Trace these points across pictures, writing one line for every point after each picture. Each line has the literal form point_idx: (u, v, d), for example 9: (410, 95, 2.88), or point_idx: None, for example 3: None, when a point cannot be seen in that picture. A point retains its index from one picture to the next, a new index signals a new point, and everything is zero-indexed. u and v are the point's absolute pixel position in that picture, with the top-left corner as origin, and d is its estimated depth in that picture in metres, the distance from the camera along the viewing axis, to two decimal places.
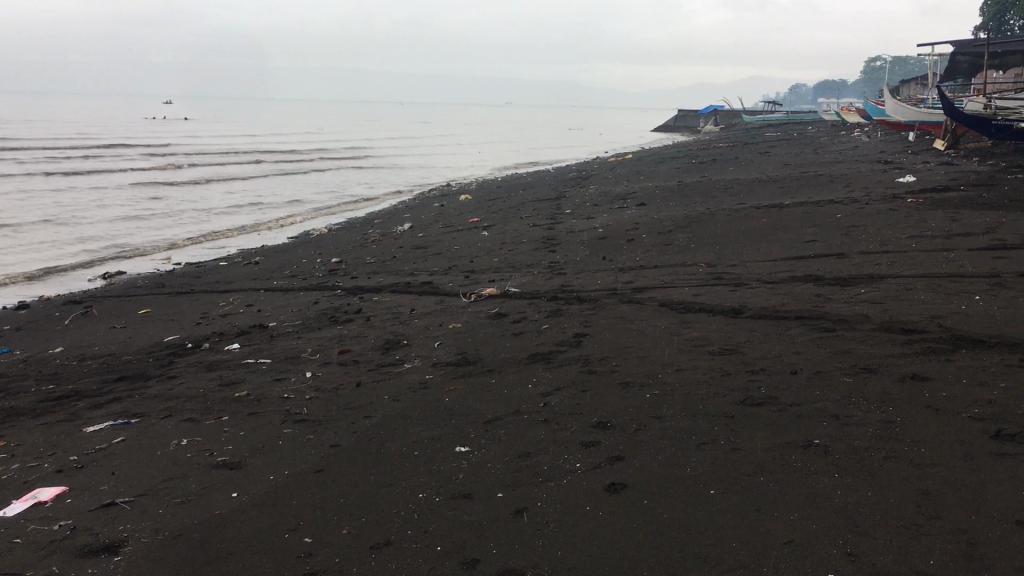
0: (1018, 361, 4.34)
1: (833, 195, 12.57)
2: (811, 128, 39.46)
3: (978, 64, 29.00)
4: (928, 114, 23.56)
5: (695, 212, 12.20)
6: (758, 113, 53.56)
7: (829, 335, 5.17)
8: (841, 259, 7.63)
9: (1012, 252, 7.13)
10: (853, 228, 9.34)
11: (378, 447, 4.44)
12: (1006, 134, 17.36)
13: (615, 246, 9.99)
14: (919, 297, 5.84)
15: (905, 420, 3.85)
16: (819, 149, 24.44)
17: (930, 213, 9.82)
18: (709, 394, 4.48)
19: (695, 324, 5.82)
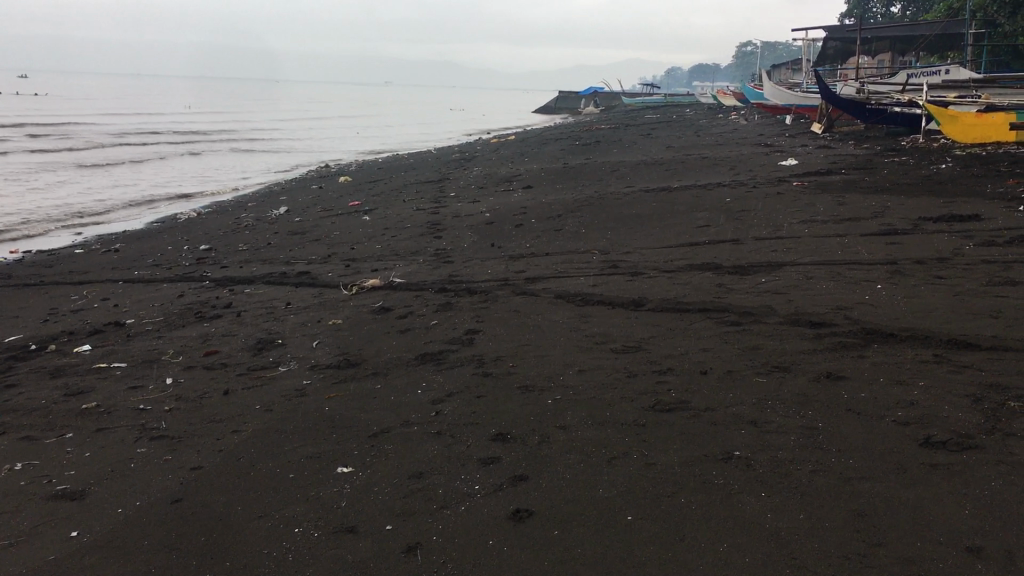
0: (934, 356, 4.15)
1: (719, 178, 12.49)
2: (690, 111, 39.95)
3: (847, 49, 29.86)
4: (802, 97, 24.05)
5: (584, 196, 11.92)
6: (636, 95, 54.12)
7: (736, 329, 4.90)
8: (737, 245, 7.44)
9: (904, 238, 7.07)
10: (744, 212, 9.21)
11: (247, 468, 3.90)
12: (879, 118, 17.77)
13: (504, 231, 9.60)
14: (821, 287, 5.64)
15: (826, 424, 3.57)
16: (699, 131, 24.68)
17: (817, 197, 9.78)
18: (615, 400, 4.12)
19: (594, 318, 5.47)
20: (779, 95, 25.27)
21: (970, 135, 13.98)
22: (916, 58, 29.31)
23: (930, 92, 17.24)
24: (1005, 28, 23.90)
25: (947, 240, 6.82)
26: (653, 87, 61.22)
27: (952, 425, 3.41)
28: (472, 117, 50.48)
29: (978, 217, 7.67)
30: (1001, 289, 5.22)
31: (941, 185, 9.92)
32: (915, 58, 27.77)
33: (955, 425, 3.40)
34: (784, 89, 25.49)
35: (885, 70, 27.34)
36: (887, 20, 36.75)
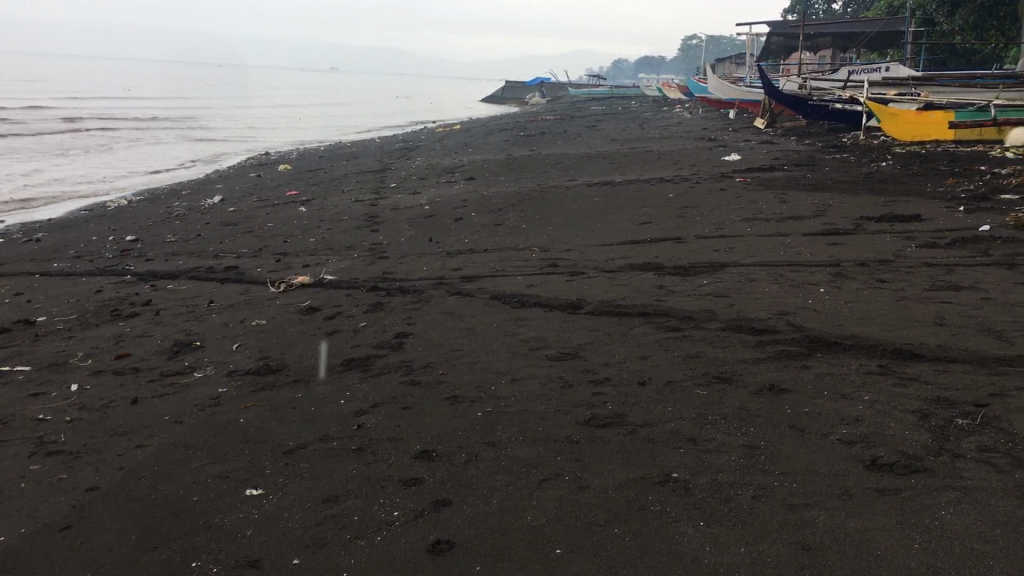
0: (878, 367, 3.99)
1: (663, 173, 12.36)
2: (636, 103, 39.90)
3: (789, 45, 30.03)
4: (746, 92, 24.13)
5: (526, 189, 11.68)
6: (582, 86, 54.03)
7: (676, 336, 4.70)
8: (678, 243, 7.27)
9: (847, 238, 6.97)
10: (687, 209, 9.06)
11: (148, 490, 3.58)
12: (821, 114, 17.82)
13: (443, 225, 9.32)
14: (763, 290, 5.48)
15: (768, 442, 3.38)
16: (643, 124, 24.62)
17: (760, 194, 9.67)
18: (548, 413, 3.89)
19: (529, 322, 5.24)
20: (723, 90, 25.32)
21: (911, 132, 14.05)
22: (856, 56, 29.63)
23: (871, 89, 17.34)
24: (942, 27, 24.22)
25: (888, 241, 6.73)
26: (598, 80, 61.23)
27: (899, 446, 3.24)
28: (417, 106, 49.91)
29: (919, 218, 7.60)
30: (944, 294, 5.11)
31: (883, 184, 9.89)
32: (855, 55, 28.06)
33: (901, 446, 3.23)
34: (727, 82, 25.55)
35: (826, 66, 27.58)
36: (828, 17, 37.11)
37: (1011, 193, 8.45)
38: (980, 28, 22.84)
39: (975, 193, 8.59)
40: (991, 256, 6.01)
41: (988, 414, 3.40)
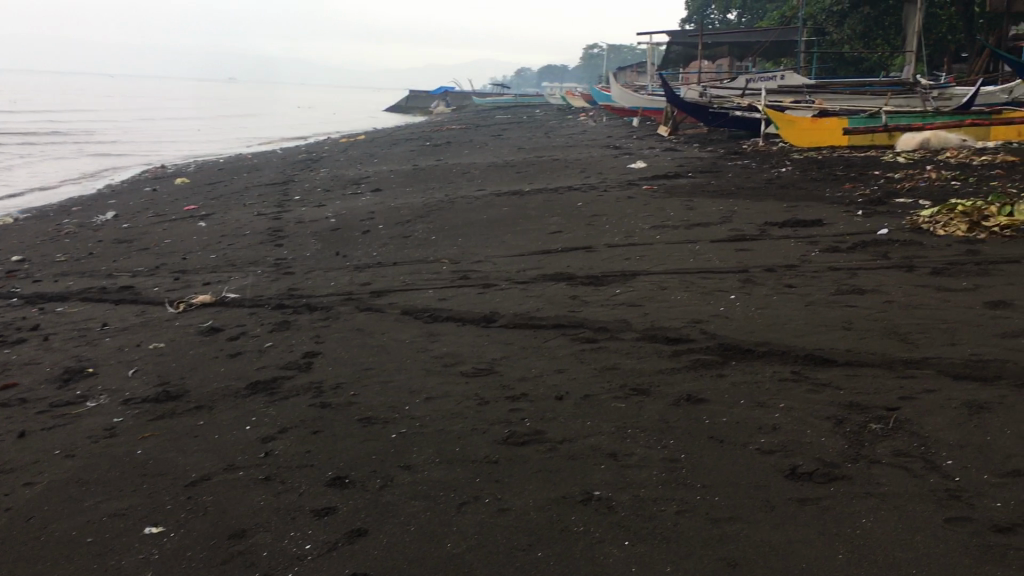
0: (792, 374, 4.00)
1: (570, 181, 12.40)
2: (540, 112, 40.17)
3: (688, 54, 30.65)
4: (647, 100, 24.49)
5: (434, 200, 11.56)
6: (486, 95, 54.16)
7: (591, 348, 4.65)
8: (589, 253, 7.26)
9: (753, 244, 7.06)
10: (596, 217, 9.08)
11: (38, 532, 3.33)
12: (721, 121, 18.19)
13: (349, 238, 9.12)
14: (676, 299, 5.48)
15: (688, 454, 3.34)
16: (548, 133, 24.76)
17: (666, 201, 9.77)
18: (465, 433, 3.78)
19: (442, 337, 5.12)
20: (626, 98, 25.65)
21: (809, 139, 14.44)
22: (752, 64, 30.41)
23: (769, 96, 17.79)
24: (832, 36, 25.07)
25: (793, 246, 6.85)
26: (502, 89, 61.44)
27: (816, 453, 3.23)
28: (320, 116, 49.21)
29: (821, 222, 7.77)
30: (850, 298, 5.20)
31: (785, 189, 10.10)
32: (751, 63, 28.81)
33: (818, 453, 3.22)
34: (630, 91, 25.90)
35: (724, 75, 28.23)
36: (724, 27, 38.02)
37: (906, 197, 8.74)
38: (867, 37, 23.72)
39: (871, 197, 8.85)
40: (891, 259, 6.17)
41: (900, 418, 3.42)
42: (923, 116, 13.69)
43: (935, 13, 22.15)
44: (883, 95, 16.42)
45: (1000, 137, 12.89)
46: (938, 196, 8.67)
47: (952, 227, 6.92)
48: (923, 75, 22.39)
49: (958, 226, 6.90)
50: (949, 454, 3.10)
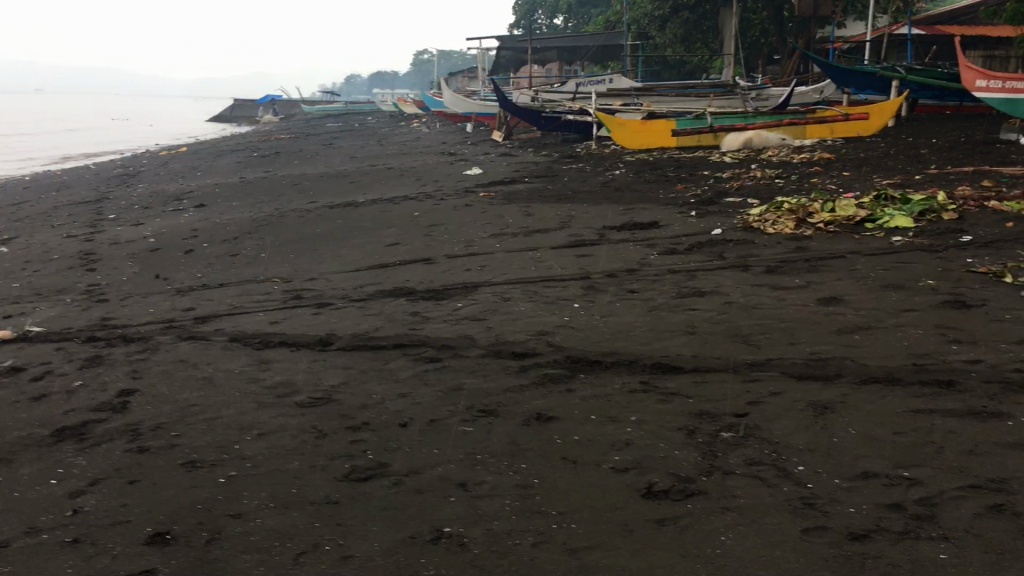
0: (641, 384, 3.90)
1: (406, 190, 12.14)
2: (373, 119, 39.64)
3: (518, 58, 30.90)
4: (480, 105, 24.52)
5: (263, 214, 11.03)
6: (316, 102, 53.06)
7: (435, 368, 4.43)
8: (429, 265, 7.05)
9: (593, 249, 7.05)
10: (434, 227, 8.88)
11: None
12: (552, 125, 18.37)
13: (172, 259, 8.55)
14: (519, 310, 5.35)
15: (542, 479, 3.17)
16: (382, 140, 24.38)
17: (504, 208, 9.69)
18: (302, 471, 3.47)
19: (275, 365, 4.77)
20: (458, 104, 25.56)
21: (638, 141, 14.67)
22: (580, 67, 31.01)
23: (598, 100, 18.12)
24: (654, 40, 25.90)
25: (632, 250, 6.87)
26: (332, 97, 60.29)
27: (670, 467, 3.11)
28: (139, 128, 46.77)
29: (657, 224, 7.86)
30: (691, 301, 5.20)
31: (619, 192, 10.22)
32: (580, 67, 29.38)
33: (674, 468, 3.10)
34: (462, 96, 25.84)
35: (554, 79, 28.64)
36: (552, 32, 38.61)
37: (734, 196, 8.98)
38: (687, 41, 24.60)
39: (703, 198, 9.05)
40: (727, 259, 6.27)
41: (750, 424, 3.36)
42: (744, 116, 14.25)
43: (748, 17, 23.22)
44: (706, 96, 17.02)
45: (816, 135, 13.59)
46: (764, 194, 8.95)
47: (780, 225, 7.13)
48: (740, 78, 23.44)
49: (786, 224, 7.11)
50: (800, 458, 3.05)
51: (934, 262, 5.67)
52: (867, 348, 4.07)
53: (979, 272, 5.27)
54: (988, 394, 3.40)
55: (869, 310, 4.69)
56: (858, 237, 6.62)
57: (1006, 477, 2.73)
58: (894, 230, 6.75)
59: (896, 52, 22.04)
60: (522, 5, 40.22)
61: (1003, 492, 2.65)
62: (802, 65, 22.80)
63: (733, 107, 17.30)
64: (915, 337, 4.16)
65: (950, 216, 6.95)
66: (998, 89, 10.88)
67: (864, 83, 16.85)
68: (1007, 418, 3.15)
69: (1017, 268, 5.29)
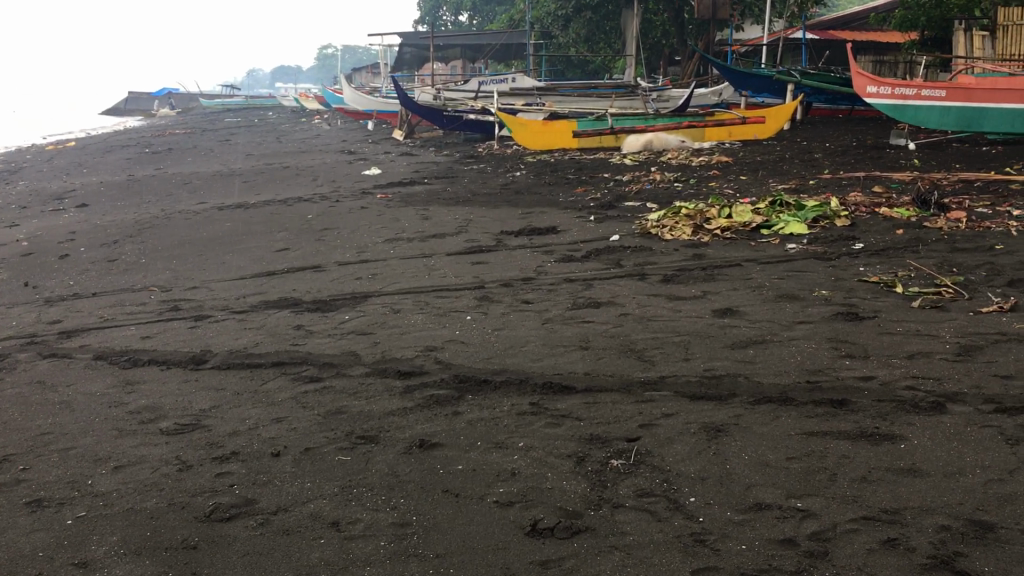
0: (531, 406, 3.72)
1: (301, 191, 11.75)
2: (273, 115, 38.69)
3: (421, 56, 30.53)
4: (382, 103, 24.13)
5: (148, 216, 10.51)
6: (214, 97, 51.58)
7: (315, 389, 4.16)
8: (319, 273, 6.76)
9: (489, 256, 6.88)
10: (327, 231, 8.58)
11: None
12: (454, 124, 18.13)
13: (44, 265, 8.01)
14: (409, 323, 5.13)
15: (420, 516, 2.94)
16: (280, 137, 23.75)
17: (400, 211, 9.43)
18: (159, 511, 3.17)
19: (143, 386, 4.43)
20: (359, 101, 25.09)
21: (539, 142, 14.53)
22: (485, 66, 30.85)
23: (500, 99, 17.99)
24: (557, 40, 25.92)
25: (529, 257, 6.71)
26: (231, 91, 58.67)
27: (558, 501, 2.93)
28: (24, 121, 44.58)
29: (555, 230, 7.73)
30: (585, 313, 5.06)
31: (518, 194, 10.08)
32: (484, 65, 29.22)
33: (561, 502, 2.92)
34: (363, 93, 25.38)
35: (457, 77, 28.40)
36: (457, 29, 38.33)
37: (633, 200, 8.94)
38: (590, 42, 24.69)
39: (602, 202, 8.97)
40: (623, 267, 6.17)
41: (641, 450, 3.21)
42: (645, 118, 14.29)
43: (649, 18, 23.40)
44: (607, 97, 17.05)
45: (714, 138, 13.74)
46: (663, 198, 8.93)
47: (677, 230, 7.08)
48: (641, 79, 23.61)
49: (683, 230, 7.06)
50: (691, 488, 2.91)
51: (827, 270, 5.67)
52: (760, 364, 3.98)
53: (870, 282, 5.28)
54: (880, 413, 3.33)
55: (762, 323, 4.62)
56: (754, 244, 6.61)
57: (900, 507, 2.63)
58: (788, 237, 6.77)
59: (791, 56, 22.54)
60: (426, 1, 39.77)
61: (896, 523, 2.55)
62: (701, 67, 23.10)
63: (634, 108, 17.39)
64: (807, 352, 4.10)
65: (842, 223, 7.01)
66: (888, 95, 11.02)
67: (761, 87, 17.10)
68: (899, 440, 3.07)
69: (906, 278, 5.32)
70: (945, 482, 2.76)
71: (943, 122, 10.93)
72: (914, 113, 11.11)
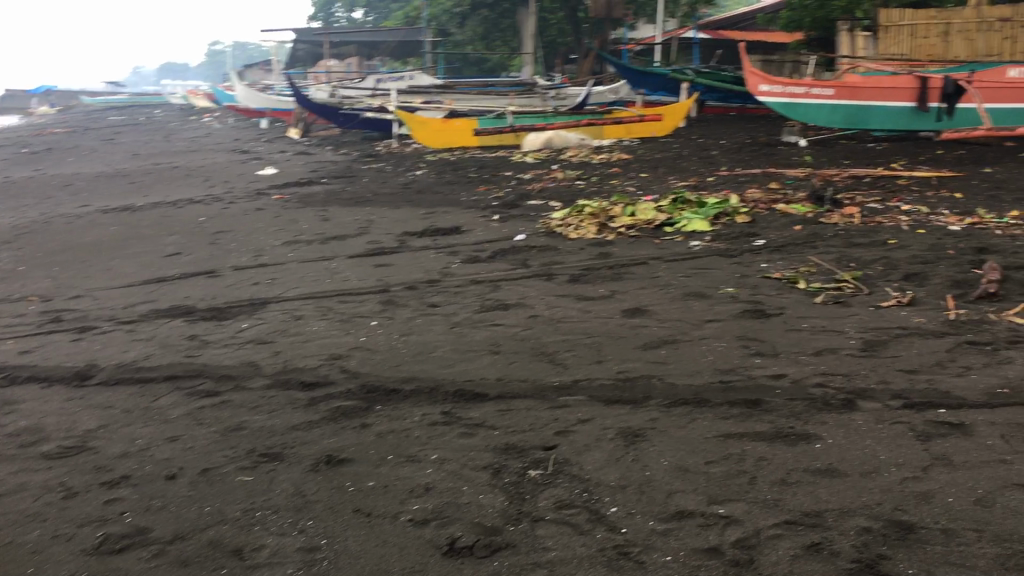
0: (443, 416, 3.59)
1: (192, 192, 11.32)
2: (162, 113, 37.37)
3: (315, 52, 29.91)
4: (276, 101, 23.56)
5: (26, 220, 9.94)
6: (98, 94, 49.53)
7: (212, 404, 3.94)
8: (213, 278, 6.47)
9: (392, 258, 6.71)
10: (220, 234, 8.25)
11: None
12: (351, 123, 17.80)
13: None
14: (311, 330, 4.93)
15: (330, 539, 2.78)
16: (169, 136, 22.94)
17: (299, 212, 9.16)
18: (41, 544, 2.92)
19: (24, 406, 4.12)
20: (251, 98, 24.43)
21: (439, 140, 14.37)
22: (381, 63, 30.47)
23: (398, 97, 17.76)
24: (454, 37, 25.79)
25: (433, 258, 6.58)
26: (116, 89, 56.47)
27: (474, 516, 2.82)
28: None
29: (459, 229, 7.61)
30: (494, 316, 4.95)
31: (419, 194, 9.92)
32: (380, 63, 28.86)
33: (478, 518, 2.80)
34: (256, 90, 24.72)
35: (353, 75, 27.95)
36: (352, 25, 37.72)
37: (535, 198, 8.89)
38: (487, 39, 24.62)
39: (505, 200, 8.90)
40: (530, 267, 6.09)
41: (558, 459, 3.13)
42: (545, 116, 14.30)
43: (546, 17, 23.40)
44: (506, 95, 17.01)
45: (613, 135, 13.85)
46: (565, 196, 8.90)
47: (582, 229, 7.04)
48: (539, 77, 23.57)
49: (588, 229, 7.03)
50: (611, 498, 2.84)
51: (731, 267, 5.71)
52: (673, 365, 3.95)
53: (773, 278, 5.33)
54: (794, 412, 3.32)
55: (672, 322, 4.59)
56: (658, 241, 6.63)
57: (821, 510, 2.61)
58: (691, 234, 6.82)
59: (684, 54, 22.95)
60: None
61: (818, 527, 2.52)
62: (598, 66, 23.29)
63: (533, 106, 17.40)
64: (718, 351, 4.08)
65: (742, 219, 7.10)
66: (780, 93, 11.22)
67: (657, 85, 17.32)
68: (814, 439, 3.06)
69: (808, 273, 5.39)
70: (862, 482, 2.75)
71: (831, 119, 11.22)
72: (804, 111, 11.38)
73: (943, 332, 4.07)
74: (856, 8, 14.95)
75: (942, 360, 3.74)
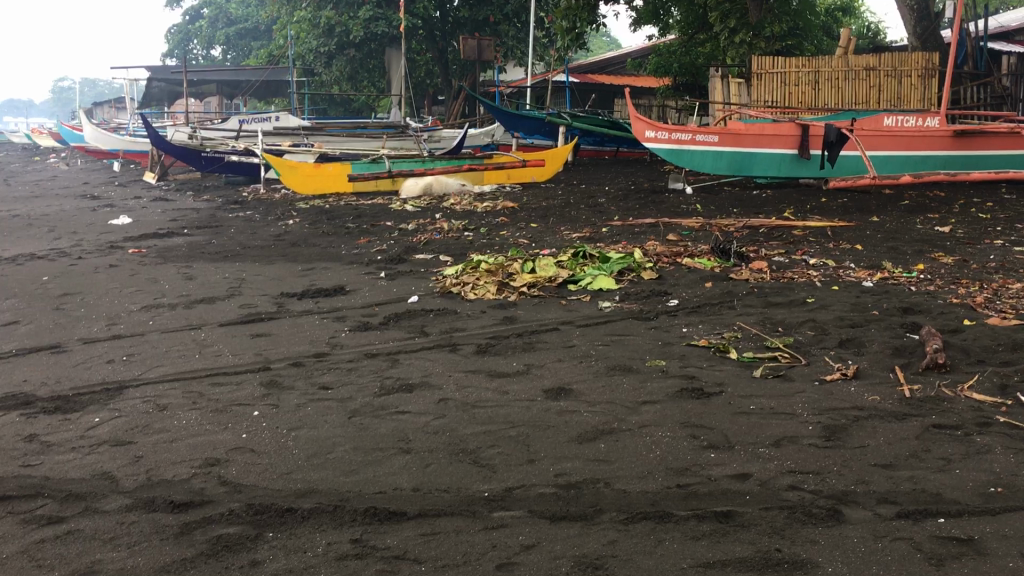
0: (353, 545, 2.92)
1: (34, 247, 10.13)
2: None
3: (171, 92, 28.48)
4: (129, 142, 22.17)
5: None
6: None
7: (55, 535, 3.13)
8: (58, 355, 5.56)
9: (270, 325, 5.97)
10: (67, 298, 7.26)
11: None
12: (214, 166, 16.69)
13: None
14: (180, 424, 4.16)
15: None
16: (8, 180, 21.16)
17: (158, 269, 8.25)
18: None
19: None
20: (101, 139, 22.90)
21: (310, 186, 13.63)
22: (242, 103, 29.31)
23: (264, 140, 16.84)
24: (319, 77, 25.00)
25: (318, 325, 5.88)
26: None
27: None
28: None
29: (343, 290, 6.91)
30: (397, 400, 4.30)
31: (293, 246, 9.16)
32: (241, 101, 27.72)
33: None
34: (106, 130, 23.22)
35: (213, 114, 26.65)
36: (209, 64, 36.30)
37: (423, 252, 8.29)
38: (354, 80, 23.96)
39: (390, 254, 8.26)
40: (429, 335, 5.48)
41: None
42: (422, 161, 13.63)
43: (414, 57, 23.27)
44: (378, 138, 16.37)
45: (493, 180, 13.38)
46: (454, 249, 8.34)
47: (481, 289, 6.48)
48: (409, 118, 23.41)
49: (487, 288, 6.48)
50: None
51: (650, 333, 5.27)
52: (617, 464, 3.40)
53: (699, 346, 4.90)
54: (776, 527, 2.83)
55: (603, 406, 4.06)
56: (564, 302, 6.14)
57: None
58: (598, 293, 6.37)
59: (555, 98, 22.90)
60: (175, 33, 37.38)
61: None
62: (468, 107, 23.08)
63: (407, 148, 16.84)
64: (664, 443, 3.57)
65: (649, 275, 6.70)
66: (665, 139, 11.06)
67: (533, 128, 17.02)
68: (813, 569, 2.57)
69: (735, 339, 4.99)
70: None
71: (716, 166, 11.07)
72: (690, 158, 11.21)
73: (905, 415, 3.71)
74: (727, 55, 15.13)
75: (916, 452, 3.35)
